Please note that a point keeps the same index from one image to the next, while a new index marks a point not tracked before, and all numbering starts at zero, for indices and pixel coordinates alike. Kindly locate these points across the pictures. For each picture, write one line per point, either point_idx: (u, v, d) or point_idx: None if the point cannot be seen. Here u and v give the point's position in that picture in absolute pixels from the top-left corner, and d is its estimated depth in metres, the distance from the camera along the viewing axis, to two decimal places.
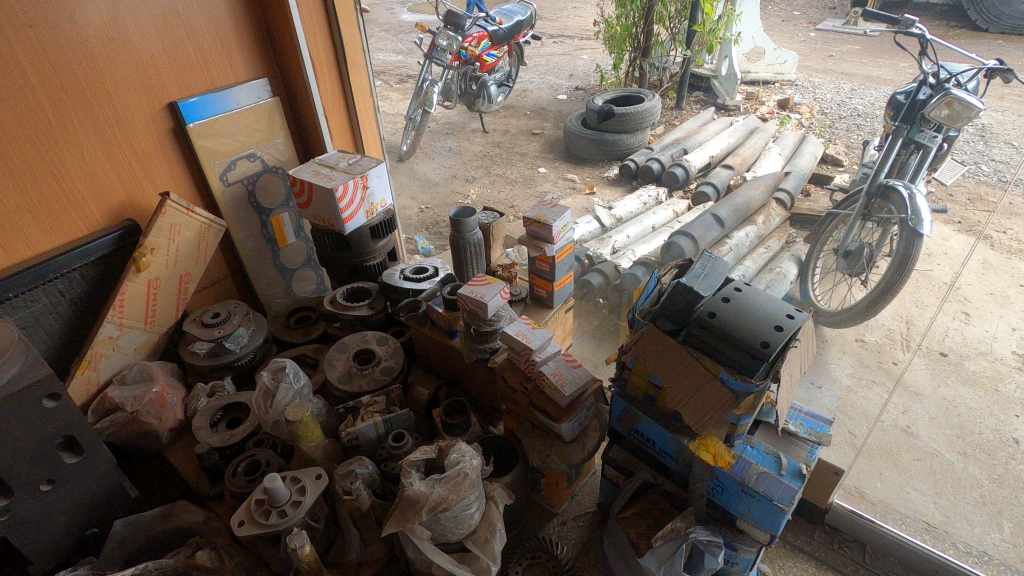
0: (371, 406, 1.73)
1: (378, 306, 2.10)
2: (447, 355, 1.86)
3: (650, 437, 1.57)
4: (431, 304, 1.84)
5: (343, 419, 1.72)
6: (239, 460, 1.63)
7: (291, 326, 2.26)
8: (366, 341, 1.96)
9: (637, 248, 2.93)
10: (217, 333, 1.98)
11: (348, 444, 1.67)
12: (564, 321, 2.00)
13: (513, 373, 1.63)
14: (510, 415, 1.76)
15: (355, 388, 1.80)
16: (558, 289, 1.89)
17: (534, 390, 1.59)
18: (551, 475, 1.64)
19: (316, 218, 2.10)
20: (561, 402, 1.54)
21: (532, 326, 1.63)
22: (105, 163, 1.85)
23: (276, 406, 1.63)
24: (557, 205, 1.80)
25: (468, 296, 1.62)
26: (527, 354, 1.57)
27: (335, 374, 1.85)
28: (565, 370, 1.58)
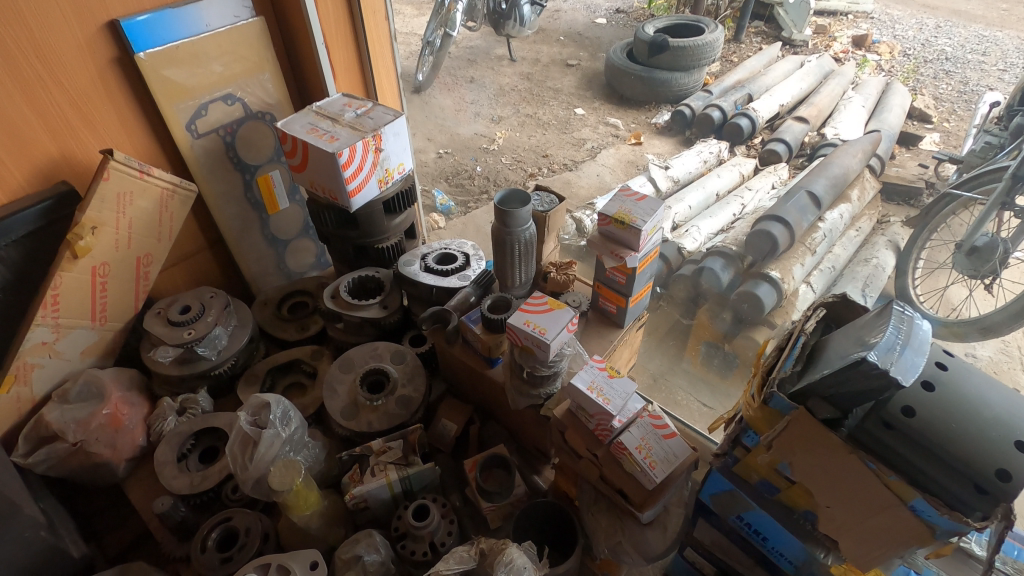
0: (383, 454, 1.32)
1: (392, 305, 1.66)
2: (483, 385, 1.43)
3: (761, 530, 1.15)
4: (464, 319, 1.39)
5: (347, 471, 1.33)
6: (211, 527, 1.24)
7: (283, 317, 1.83)
8: (377, 356, 1.52)
9: (702, 223, 2.42)
10: (187, 336, 1.55)
11: (354, 507, 1.28)
12: (634, 340, 1.55)
13: (578, 436, 1.19)
14: (563, 471, 1.35)
15: (362, 426, 1.39)
16: (632, 305, 1.43)
17: (607, 462, 1.16)
18: (617, 562, 1.25)
19: (314, 186, 1.60)
20: (649, 487, 1.11)
21: (610, 374, 1.18)
22: (22, 108, 1.34)
23: (257, 462, 1.21)
24: (646, 196, 1.31)
25: (522, 331, 1.15)
26: (602, 418, 1.12)
27: (338, 403, 1.43)
28: (653, 440, 1.14)
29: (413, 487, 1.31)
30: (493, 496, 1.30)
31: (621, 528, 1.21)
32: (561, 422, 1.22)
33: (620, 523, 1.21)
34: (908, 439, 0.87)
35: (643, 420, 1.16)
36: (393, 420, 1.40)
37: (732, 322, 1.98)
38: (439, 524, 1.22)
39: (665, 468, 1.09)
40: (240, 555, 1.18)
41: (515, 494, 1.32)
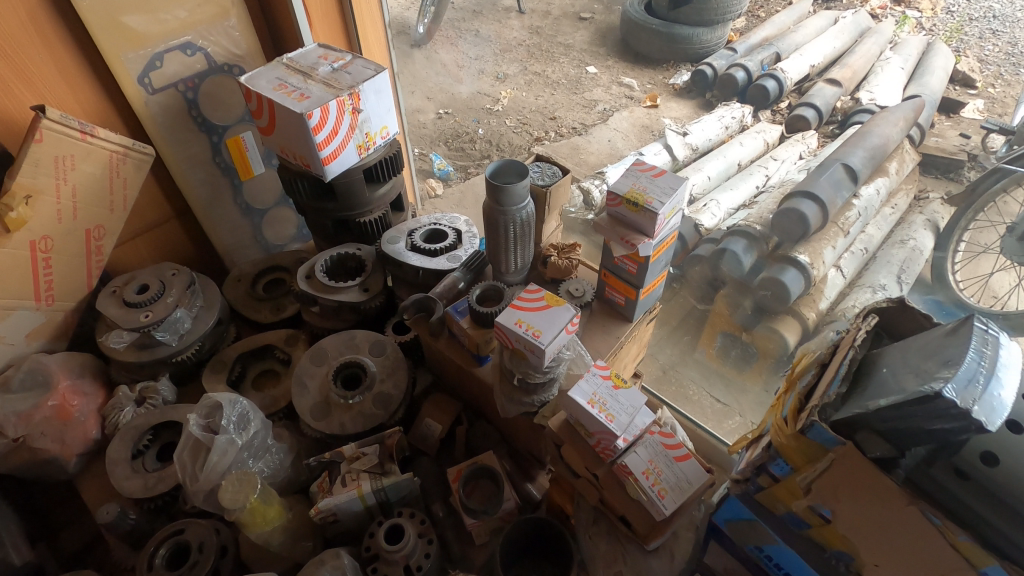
0: (356, 461, 1.17)
1: (373, 287, 1.48)
2: (472, 383, 1.27)
3: (782, 565, 1.00)
4: (450, 309, 1.22)
5: (316, 479, 1.18)
6: (160, 542, 1.10)
7: (257, 296, 1.67)
8: (354, 347, 1.36)
9: (721, 197, 2.20)
10: (143, 318, 1.38)
11: (322, 520, 1.14)
12: (643, 334, 1.37)
13: (576, 453, 1.02)
14: (558, 483, 1.20)
15: (335, 427, 1.24)
16: (644, 298, 1.24)
17: (609, 484, 1.00)
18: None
19: (285, 152, 1.41)
20: (657, 519, 0.95)
21: (615, 384, 1.00)
22: None
23: (208, 473, 1.05)
24: (664, 172, 1.11)
25: (513, 332, 0.98)
26: (604, 437, 0.96)
27: (308, 400, 1.27)
28: (662, 463, 0.98)
29: (390, 499, 1.17)
30: (478, 511, 1.17)
31: None
32: (557, 435, 1.05)
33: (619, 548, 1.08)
34: (983, 492, 0.72)
35: (652, 438, 0.99)
36: (368, 421, 1.25)
37: (750, 312, 1.75)
38: (416, 545, 1.08)
39: (676, 498, 0.93)
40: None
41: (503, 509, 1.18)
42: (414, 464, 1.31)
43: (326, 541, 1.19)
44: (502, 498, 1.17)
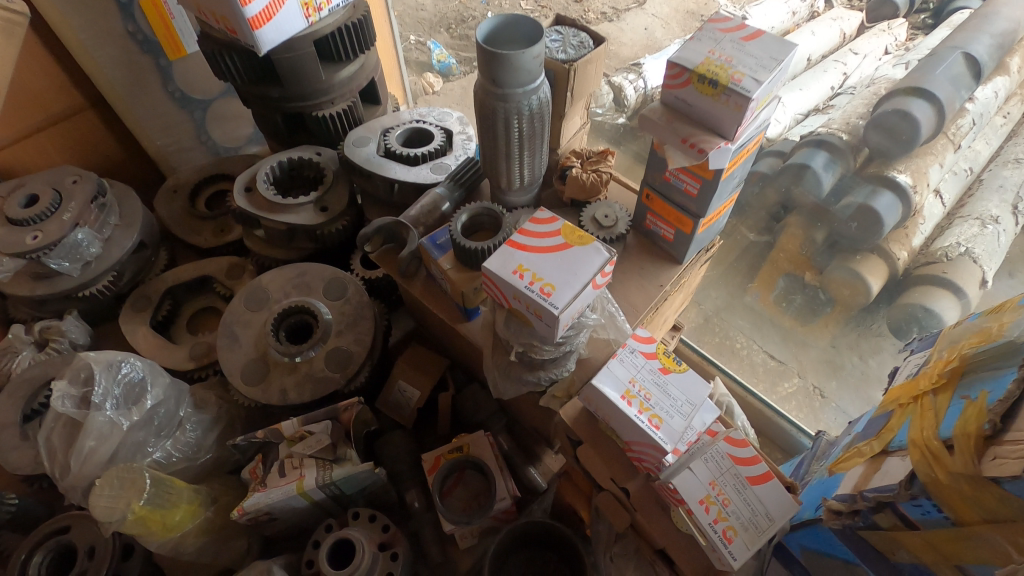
0: (300, 444, 0.87)
1: (334, 206, 1.12)
2: (460, 341, 0.94)
3: None
4: (427, 242, 0.86)
5: (250, 464, 0.89)
6: (34, 548, 0.82)
7: (196, 214, 1.32)
8: (304, 286, 1.02)
9: (789, 97, 1.74)
10: (29, 241, 1.04)
11: (254, 520, 0.86)
12: (694, 280, 1.01)
13: (598, 459, 0.72)
14: (569, 476, 0.89)
15: (274, 396, 0.92)
16: (703, 231, 0.87)
17: (646, 504, 0.70)
18: None
19: (202, 13, 0.98)
20: (719, 568, 0.64)
21: (664, 365, 0.66)
22: None
23: (82, 466, 0.75)
24: (760, 33, 0.70)
25: (511, 286, 0.63)
26: (645, 448, 0.63)
27: (239, 357, 0.95)
28: (731, 487, 0.65)
29: (344, 492, 0.88)
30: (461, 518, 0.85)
31: None
32: (572, 430, 0.74)
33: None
34: None
35: (718, 447, 0.66)
36: (318, 388, 0.93)
37: (843, 250, 1.33)
38: (373, 563, 0.79)
39: (751, 544, 0.61)
40: None
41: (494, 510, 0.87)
42: (382, 439, 1.01)
43: (265, 538, 0.91)
44: (493, 500, 0.86)
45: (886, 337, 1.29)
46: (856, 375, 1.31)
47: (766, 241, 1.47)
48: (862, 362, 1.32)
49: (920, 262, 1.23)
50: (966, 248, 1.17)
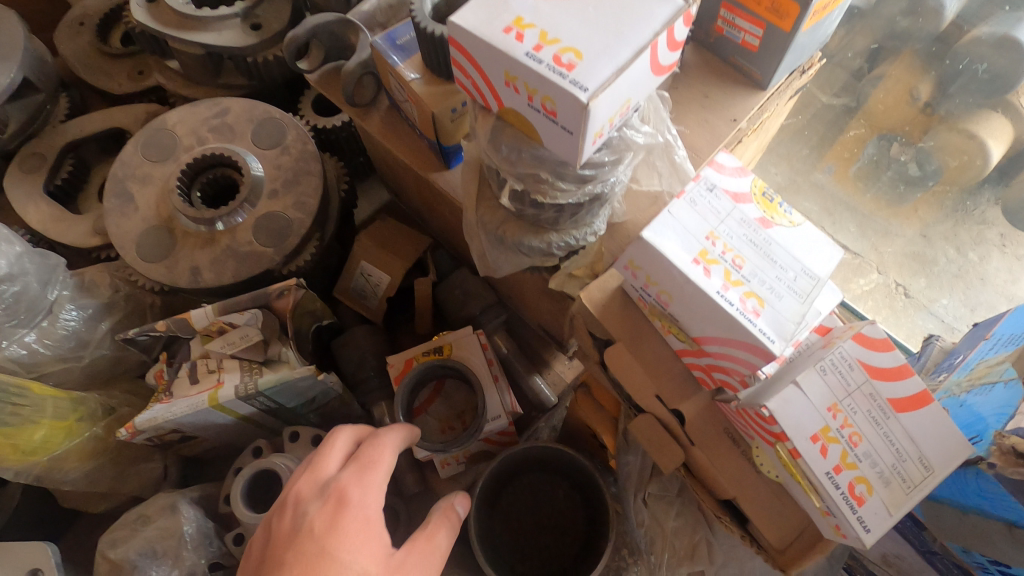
0: (217, 343, 0.63)
1: (269, 22, 0.80)
2: (441, 204, 0.67)
3: None
4: (380, 43, 0.56)
5: (154, 366, 0.65)
6: None
7: (105, 48, 1.00)
8: (225, 129, 0.73)
9: None
10: None
11: (160, 439, 0.64)
12: (775, 121, 0.71)
13: (636, 365, 0.47)
14: (588, 390, 0.65)
15: (183, 276, 0.67)
16: (809, 30, 0.56)
17: (710, 435, 0.46)
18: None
19: None
20: (829, 536, 0.41)
21: (765, 214, 0.38)
22: None
23: None
24: None
25: (502, 53, 0.34)
26: (728, 351, 0.37)
27: (134, 224, 0.68)
28: (861, 415, 0.39)
29: (281, 404, 0.65)
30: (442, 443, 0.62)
31: (708, 545, 0.56)
32: (596, 322, 0.49)
33: (702, 531, 0.56)
34: None
35: (842, 351, 0.40)
36: (243, 267, 0.67)
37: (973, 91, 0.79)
38: None
39: (895, 508, 0.37)
40: None
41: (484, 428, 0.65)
42: (342, 337, 0.77)
43: (189, 458, 0.71)
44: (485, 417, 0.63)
45: (996, 223, 0.83)
46: (951, 271, 0.83)
47: (846, 105, 0.89)
48: (960, 258, 0.84)
49: None
50: None
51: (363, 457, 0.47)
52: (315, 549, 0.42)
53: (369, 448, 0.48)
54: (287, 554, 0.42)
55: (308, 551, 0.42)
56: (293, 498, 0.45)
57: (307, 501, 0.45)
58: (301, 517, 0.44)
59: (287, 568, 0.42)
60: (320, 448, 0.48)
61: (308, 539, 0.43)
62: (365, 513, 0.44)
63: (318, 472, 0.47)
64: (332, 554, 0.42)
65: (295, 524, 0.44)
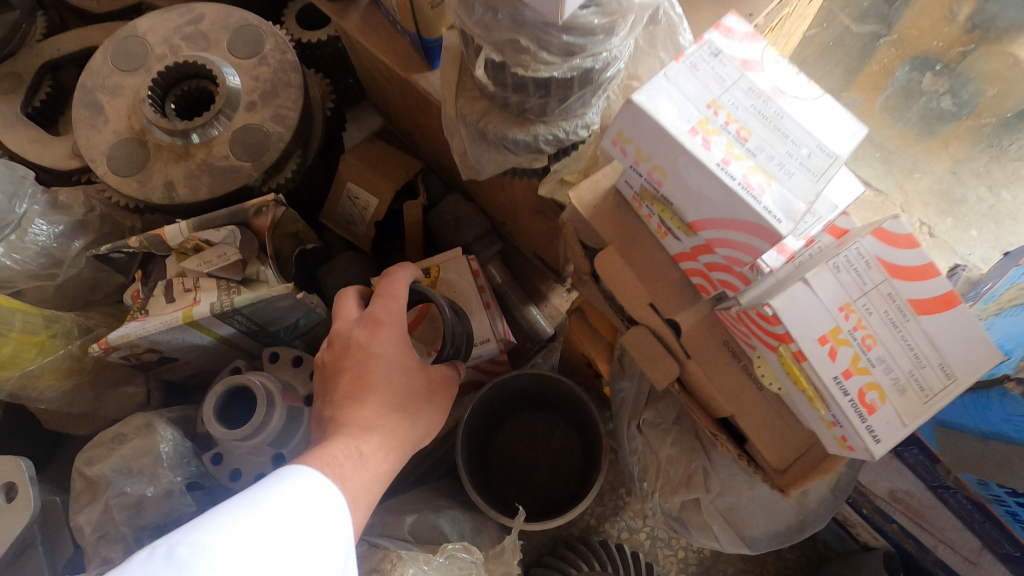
0: (193, 261, 0.60)
1: None
2: (429, 113, 0.62)
3: None
4: None
5: (130, 286, 0.63)
6: None
7: None
8: (199, 37, 0.68)
9: None
10: None
11: (139, 360, 0.61)
12: (795, 25, 0.64)
13: (629, 271, 0.42)
14: (583, 316, 0.61)
15: (156, 193, 0.63)
16: None
17: (704, 348, 0.42)
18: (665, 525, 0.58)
19: None
20: (835, 451, 0.37)
21: (778, 83, 0.33)
22: None
23: None
24: None
25: None
26: (728, 237, 0.33)
27: (105, 138, 0.65)
28: (876, 322, 0.34)
29: (261, 327, 0.62)
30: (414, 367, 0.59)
31: (705, 474, 0.52)
32: (588, 228, 0.45)
33: (699, 460, 0.52)
34: None
35: (859, 248, 0.35)
36: (221, 183, 0.64)
37: None
38: (290, 423, 0.55)
39: (911, 417, 0.33)
40: None
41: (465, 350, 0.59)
42: (330, 264, 0.74)
43: (172, 385, 0.69)
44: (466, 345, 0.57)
45: None
46: (980, 210, 0.66)
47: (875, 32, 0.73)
48: (991, 197, 0.67)
49: None
50: None
51: (389, 286, 0.51)
52: (366, 355, 0.47)
53: (389, 281, 0.52)
54: (344, 363, 0.47)
55: (358, 357, 0.47)
56: (335, 334, 0.49)
57: (348, 330, 0.49)
58: (347, 338, 0.48)
59: (344, 376, 0.47)
60: (338, 297, 0.52)
61: (356, 349, 0.47)
62: (399, 326, 0.49)
63: (347, 313, 0.50)
64: (381, 355, 0.47)
65: (343, 346, 0.48)
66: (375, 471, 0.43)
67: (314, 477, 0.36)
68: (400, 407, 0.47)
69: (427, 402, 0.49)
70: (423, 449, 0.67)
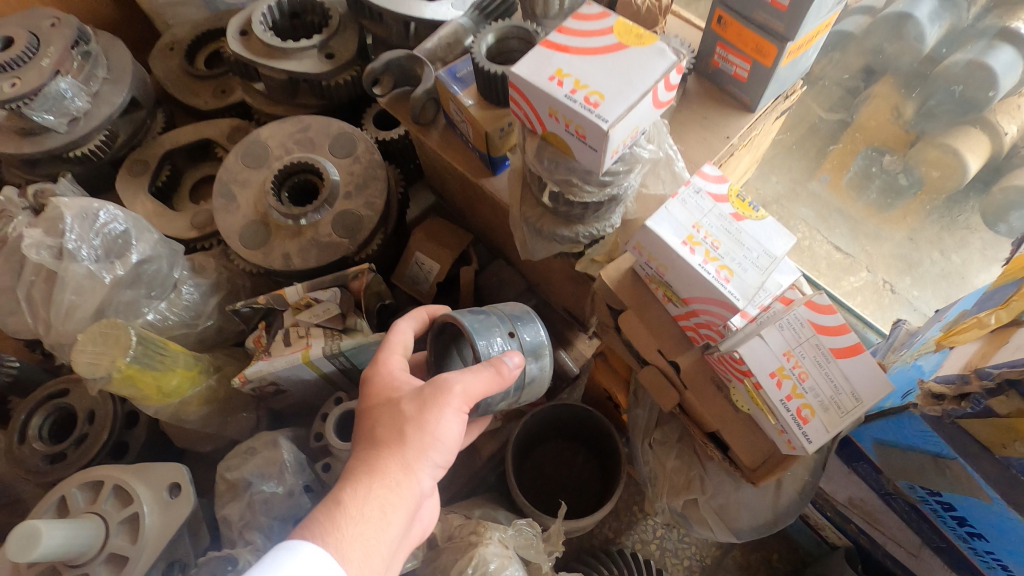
0: (305, 314, 0.78)
1: (343, 53, 0.97)
2: (485, 202, 0.82)
3: (968, 519, 0.61)
4: (442, 75, 0.71)
5: (253, 333, 0.81)
6: (35, 409, 0.79)
7: (194, 71, 1.18)
8: (308, 142, 0.89)
9: None
10: (7, 89, 0.94)
11: (260, 391, 0.79)
12: (763, 138, 0.84)
13: (642, 327, 0.61)
14: (605, 358, 0.79)
15: (276, 261, 0.83)
16: (785, 68, 0.70)
17: (697, 381, 0.59)
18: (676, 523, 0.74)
19: None
20: (786, 451, 0.55)
21: (737, 210, 0.52)
22: None
23: (66, 322, 0.69)
24: None
25: (547, 95, 0.48)
26: (708, 308, 0.51)
27: (237, 219, 0.84)
28: (810, 363, 0.52)
29: (355, 366, 0.80)
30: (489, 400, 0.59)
31: (701, 480, 0.68)
32: (613, 296, 0.63)
33: (696, 469, 0.68)
34: None
35: (797, 314, 0.53)
36: (325, 254, 0.83)
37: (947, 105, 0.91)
38: None
39: (831, 427, 0.51)
40: (78, 455, 0.75)
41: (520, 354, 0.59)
42: (399, 316, 0.92)
43: (274, 413, 0.86)
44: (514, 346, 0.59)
45: (979, 229, 0.93)
46: (935, 272, 0.97)
47: (841, 120, 1.06)
48: (943, 260, 0.97)
49: None
50: None
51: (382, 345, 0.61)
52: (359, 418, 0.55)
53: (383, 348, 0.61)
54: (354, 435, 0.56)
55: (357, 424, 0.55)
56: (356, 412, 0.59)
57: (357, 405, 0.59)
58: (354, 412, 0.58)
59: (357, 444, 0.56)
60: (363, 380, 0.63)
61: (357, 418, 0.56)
62: (382, 384, 0.56)
63: None
64: (365, 412, 0.54)
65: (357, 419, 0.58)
66: (360, 512, 0.47)
67: (295, 546, 0.43)
68: (383, 439, 0.51)
69: (413, 420, 0.51)
70: (476, 466, 0.83)
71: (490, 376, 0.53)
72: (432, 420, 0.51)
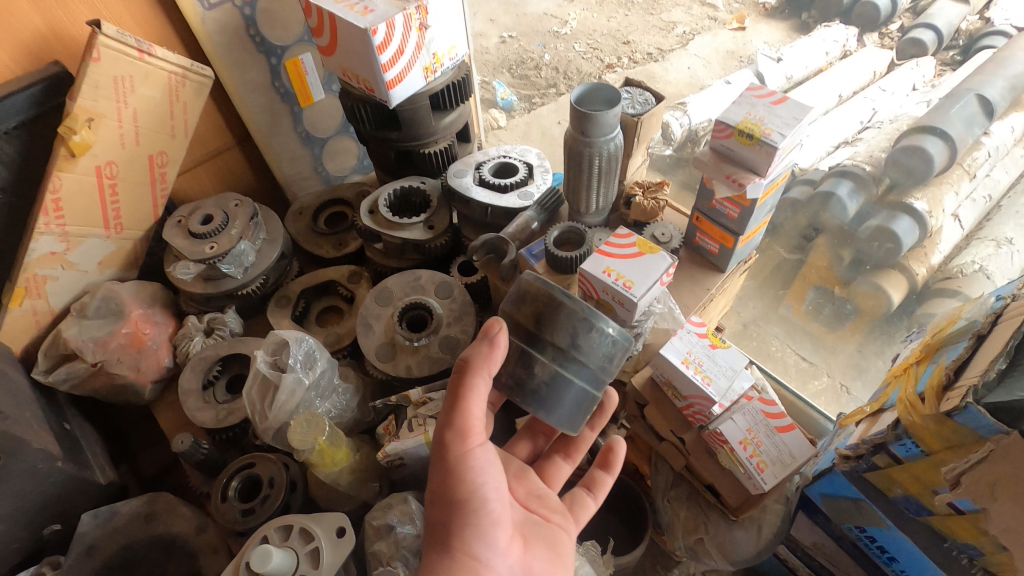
0: (423, 407, 1.09)
1: (439, 225, 1.39)
2: None
3: (886, 547, 0.91)
4: (522, 252, 1.13)
5: (384, 422, 1.15)
6: (232, 475, 1.12)
7: (319, 230, 1.61)
8: (419, 287, 1.29)
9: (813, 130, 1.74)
10: (208, 250, 1.35)
11: (391, 463, 1.10)
12: (733, 286, 1.24)
13: (659, 415, 0.95)
14: (632, 441, 1.12)
15: (401, 371, 1.19)
16: (741, 247, 1.10)
17: (697, 448, 0.93)
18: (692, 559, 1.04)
19: (347, 74, 1.27)
20: (753, 492, 0.88)
21: (712, 342, 0.90)
22: None
23: (276, 414, 1.03)
24: (786, 99, 0.93)
25: (601, 281, 0.87)
26: (699, 401, 0.87)
27: (373, 341, 1.22)
28: (762, 434, 0.87)
29: None
30: (521, 371, 0.80)
31: (705, 522, 0.99)
32: (639, 395, 0.98)
33: (701, 515, 1.00)
34: None
35: (752, 406, 0.88)
36: (434, 366, 1.19)
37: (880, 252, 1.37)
38: None
39: (778, 474, 0.84)
40: (263, 508, 1.07)
41: (516, 314, 0.78)
42: None
43: (392, 483, 1.17)
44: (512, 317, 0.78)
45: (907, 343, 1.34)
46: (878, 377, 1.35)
47: (799, 259, 1.52)
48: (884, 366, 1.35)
49: (939, 278, 1.33)
50: (979, 266, 1.29)
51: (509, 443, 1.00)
52: None
53: None
54: None
55: None
56: None
57: None
58: None
59: None
60: None
61: None
62: None
63: None
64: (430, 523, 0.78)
65: None
66: None
67: None
68: (434, 537, 0.73)
69: (439, 505, 0.73)
70: None
71: (457, 407, 0.73)
72: (449, 494, 0.72)
